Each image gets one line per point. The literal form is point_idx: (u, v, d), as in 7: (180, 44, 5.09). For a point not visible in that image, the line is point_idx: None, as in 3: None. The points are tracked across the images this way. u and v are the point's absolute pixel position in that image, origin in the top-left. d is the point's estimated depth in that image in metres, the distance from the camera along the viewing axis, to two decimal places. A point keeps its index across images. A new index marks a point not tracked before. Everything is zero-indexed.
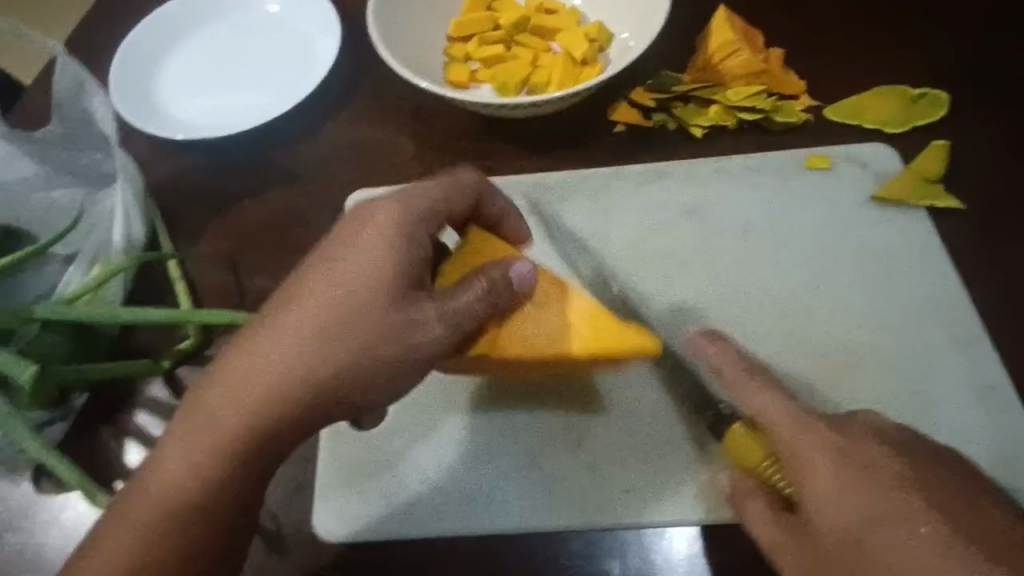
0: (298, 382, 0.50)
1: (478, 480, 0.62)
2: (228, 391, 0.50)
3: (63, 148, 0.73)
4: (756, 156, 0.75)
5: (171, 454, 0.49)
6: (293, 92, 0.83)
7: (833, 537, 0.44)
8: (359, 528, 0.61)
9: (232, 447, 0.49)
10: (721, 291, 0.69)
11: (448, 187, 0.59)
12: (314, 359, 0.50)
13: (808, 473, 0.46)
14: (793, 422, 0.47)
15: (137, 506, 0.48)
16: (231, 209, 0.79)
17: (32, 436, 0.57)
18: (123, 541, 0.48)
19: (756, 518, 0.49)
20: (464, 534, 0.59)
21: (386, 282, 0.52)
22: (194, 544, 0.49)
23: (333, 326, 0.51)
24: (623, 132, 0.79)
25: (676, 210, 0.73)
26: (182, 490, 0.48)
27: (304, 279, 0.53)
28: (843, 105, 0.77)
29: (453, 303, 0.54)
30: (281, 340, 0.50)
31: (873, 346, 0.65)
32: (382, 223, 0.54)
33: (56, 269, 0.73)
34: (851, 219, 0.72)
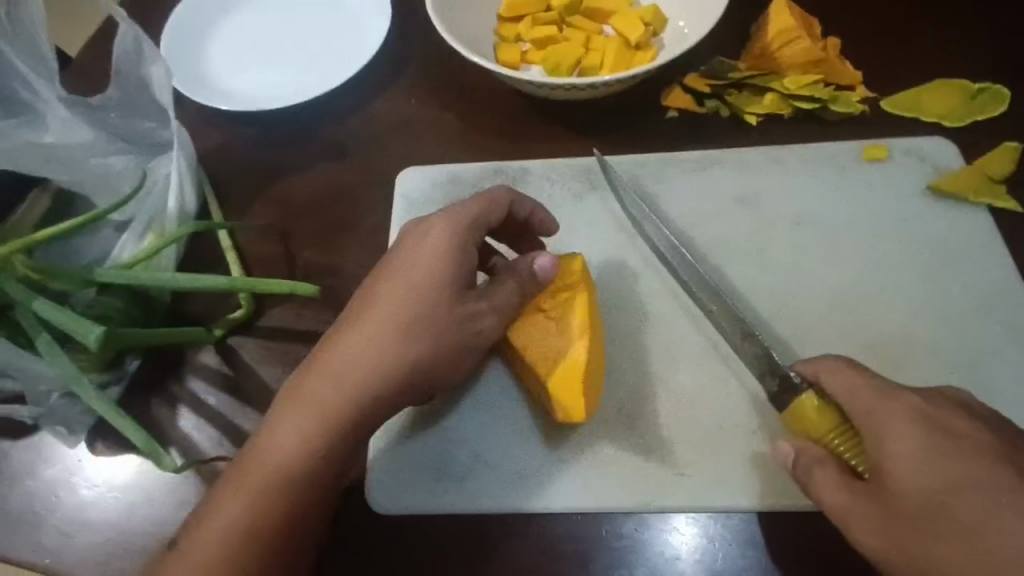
0: (381, 375, 0.55)
1: (531, 461, 0.63)
2: (319, 387, 0.55)
3: (120, 114, 0.73)
4: (813, 147, 0.74)
5: (270, 447, 0.54)
6: (341, 66, 0.82)
7: (914, 499, 0.46)
8: (420, 502, 0.62)
9: (327, 435, 0.54)
10: (772, 279, 0.69)
11: (486, 199, 0.61)
12: (393, 354, 0.55)
13: (891, 438, 0.48)
14: (878, 396, 0.49)
15: (238, 495, 0.53)
16: (280, 181, 0.79)
17: (99, 397, 0.60)
18: (233, 526, 0.52)
19: (826, 485, 0.49)
20: (522, 512, 0.61)
21: (447, 289, 0.57)
22: (289, 526, 0.53)
23: (403, 330, 0.56)
24: (676, 118, 0.78)
25: (729, 199, 0.73)
26: (285, 476, 0.53)
27: (373, 292, 0.58)
28: (902, 96, 0.76)
29: (500, 298, 0.60)
30: (356, 344, 0.55)
31: (930, 339, 0.65)
32: (436, 233, 0.58)
33: (108, 236, 0.72)
34: (908, 211, 0.71)
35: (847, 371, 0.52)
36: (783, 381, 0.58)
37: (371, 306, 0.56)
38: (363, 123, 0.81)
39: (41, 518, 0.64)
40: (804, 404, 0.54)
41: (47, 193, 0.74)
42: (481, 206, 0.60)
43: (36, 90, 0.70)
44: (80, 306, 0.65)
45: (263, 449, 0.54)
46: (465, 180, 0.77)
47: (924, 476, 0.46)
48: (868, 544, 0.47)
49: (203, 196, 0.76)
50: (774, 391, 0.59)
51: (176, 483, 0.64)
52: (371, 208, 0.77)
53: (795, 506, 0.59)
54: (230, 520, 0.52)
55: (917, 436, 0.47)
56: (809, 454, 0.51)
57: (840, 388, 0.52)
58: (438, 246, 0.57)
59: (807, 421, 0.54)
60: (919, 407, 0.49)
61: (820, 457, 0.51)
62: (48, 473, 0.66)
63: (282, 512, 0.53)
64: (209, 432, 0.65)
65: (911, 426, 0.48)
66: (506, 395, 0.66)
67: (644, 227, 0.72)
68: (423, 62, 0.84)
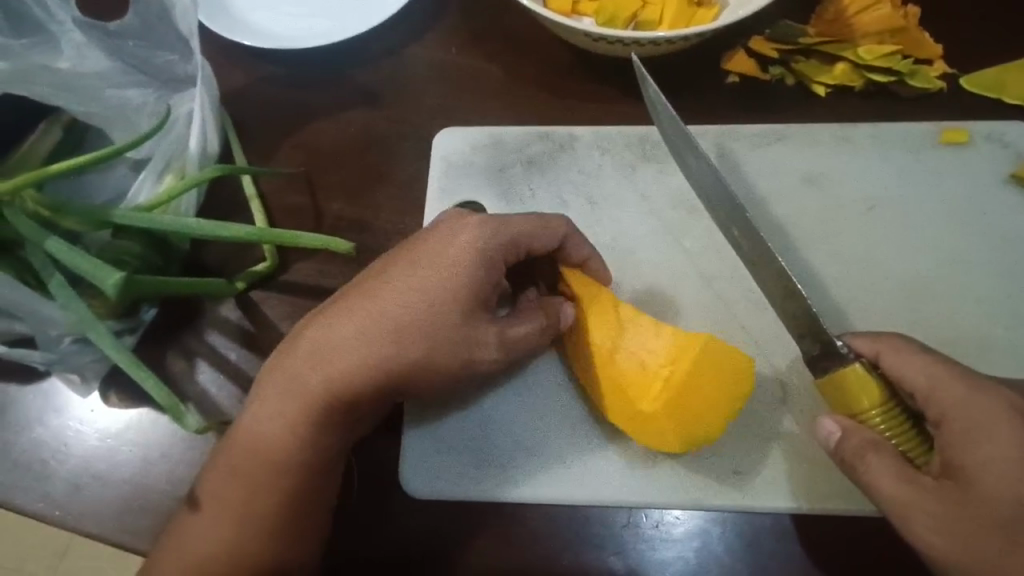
0: (370, 375, 0.52)
1: (561, 447, 0.60)
2: (300, 371, 0.52)
3: (137, 43, 0.67)
4: (888, 126, 0.69)
5: (259, 430, 0.52)
6: (377, 6, 0.75)
7: (995, 504, 0.43)
8: (450, 488, 0.59)
9: (306, 424, 0.52)
10: (844, 271, 0.65)
11: (534, 221, 0.56)
12: (382, 355, 0.52)
13: (982, 443, 0.44)
14: (963, 390, 0.46)
15: (225, 467, 0.53)
16: (306, 128, 0.73)
17: (116, 345, 0.56)
18: (218, 506, 0.53)
19: (884, 473, 0.46)
20: (560, 501, 0.58)
21: (463, 301, 0.52)
22: (287, 507, 0.52)
23: (408, 330, 0.52)
24: (737, 84, 0.72)
25: (794, 178, 0.69)
26: (268, 462, 0.52)
27: (382, 279, 0.54)
28: (988, 73, 0.69)
29: (513, 331, 0.55)
30: (353, 330, 0.52)
31: (1001, 337, 0.62)
32: (462, 236, 0.54)
33: (124, 174, 0.68)
34: (986, 202, 0.67)
35: (933, 362, 0.48)
36: (827, 346, 0.52)
37: (372, 298, 0.53)
38: (398, 69, 0.75)
39: (50, 469, 0.61)
40: (853, 376, 0.49)
41: (58, 124, 0.67)
42: (523, 228, 0.55)
43: (51, 10, 0.64)
44: (94, 249, 0.61)
45: (255, 416, 0.53)
46: (509, 143, 0.72)
47: (1005, 476, 0.43)
48: (932, 543, 0.44)
49: (226, 137, 0.71)
50: (813, 354, 0.53)
51: (193, 442, 0.61)
52: (405, 164, 0.72)
53: (817, 508, 0.57)
54: (230, 496, 0.52)
55: (1003, 434, 0.44)
56: (862, 437, 0.48)
57: (928, 385, 0.47)
58: (460, 253, 0.53)
59: (851, 392, 0.49)
60: (1011, 409, 0.45)
61: (874, 441, 0.47)
62: (58, 421, 0.63)
63: (281, 492, 0.52)
64: (230, 389, 0.62)
65: (1003, 426, 0.45)
66: (540, 376, 0.62)
67: (685, 157, 0.61)
68: (468, 3, 0.77)
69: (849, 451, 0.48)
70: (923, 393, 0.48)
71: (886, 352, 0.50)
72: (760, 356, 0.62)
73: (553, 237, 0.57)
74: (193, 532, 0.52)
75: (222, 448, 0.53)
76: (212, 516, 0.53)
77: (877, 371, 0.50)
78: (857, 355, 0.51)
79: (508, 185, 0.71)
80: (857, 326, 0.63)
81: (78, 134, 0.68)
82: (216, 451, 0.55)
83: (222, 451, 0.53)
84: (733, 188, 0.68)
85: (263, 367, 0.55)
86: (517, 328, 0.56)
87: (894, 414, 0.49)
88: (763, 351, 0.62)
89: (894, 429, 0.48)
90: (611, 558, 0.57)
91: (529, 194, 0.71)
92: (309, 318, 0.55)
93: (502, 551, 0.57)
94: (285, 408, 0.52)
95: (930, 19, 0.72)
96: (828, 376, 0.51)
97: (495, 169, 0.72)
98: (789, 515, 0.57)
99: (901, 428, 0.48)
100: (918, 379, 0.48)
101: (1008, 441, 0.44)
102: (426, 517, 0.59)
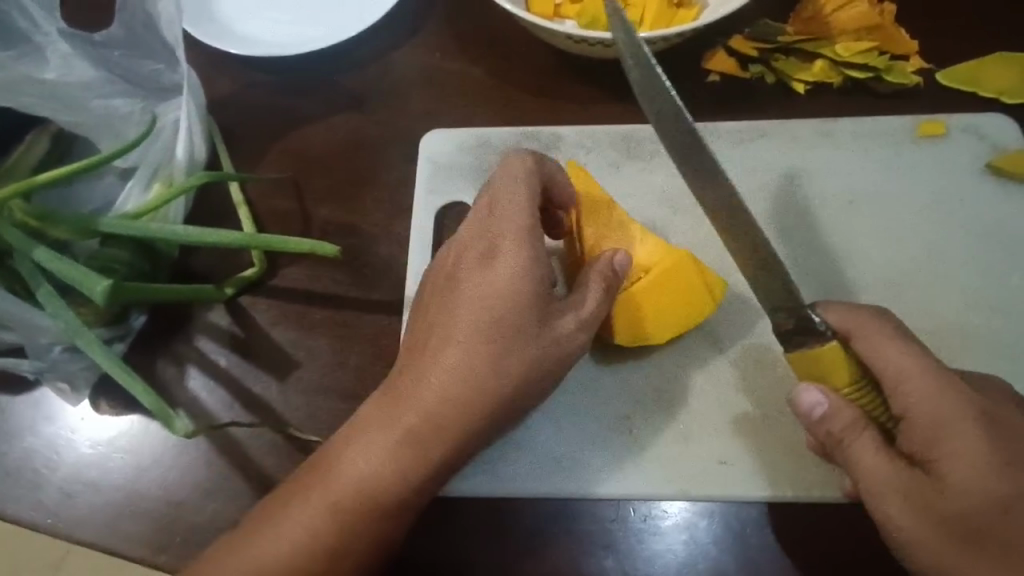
0: (475, 404, 0.51)
1: (620, 457, 0.60)
2: (404, 422, 0.51)
3: (124, 53, 0.68)
4: (865, 120, 0.70)
5: (353, 472, 0.51)
6: (362, 12, 0.76)
7: (960, 495, 0.44)
8: (452, 488, 0.59)
9: (416, 465, 0.51)
10: (831, 270, 0.66)
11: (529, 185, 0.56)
12: (480, 384, 0.51)
13: (949, 435, 0.45)
14: (936, 385, 0.47)
15: (314, 502, 0.51)
16: (293, 134, 0.74)
17: (107, 352, 0.56)
18: (295, 534, 0.50)
19: (865, 454, 0.47)
20: (566, 494, 0.59)
21: (523, 303, 0.52)
22: (384, 535, 0.52)
23: (492, 353, 0.51)
24: (718, 83, 0.73)
25: (775, 173, 0.70)
26: (365, 501, 0.51)
27: (452, 311, 0.53)
28: (963, 68, 0.71)
29: (587, 310, 0.54)
30: (440, 365, 0.52)
31: (982, 326, 0.63)
32: (512, 254, 0.53)
33: (112, 182, 0.68)
34: (962, 193, 0.68)
35: (906, 352, 0.48)
36: (802, 321, 0.51)
37: (454, 339, 0.52)
38: (383, 74, 0.76)
39: (43, 477, 0.61)
40: (833, 353, 0.50)
41: (45, 134, 0.67)
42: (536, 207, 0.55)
43: (34, 20, 0.64)
44: (84, 256, 0.61)
45: (349, 461, 0.52)
46: (496, 144, 0.73)
47: (976, 463, 0.44)
48: (900, 525, 0.46)
49: (213, 145, 0.72)
50: (786, 328, 0.52)
51: (184, 447, 0.61)
52: (391, 167, 0.72)
53: (793, 497, 0.58)
54: (314, 532, 0.50)
55: (971, 425, 0.45)
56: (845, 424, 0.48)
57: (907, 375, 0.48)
58: (518, 266, 0.52)
59: (828, 371, 0.50)
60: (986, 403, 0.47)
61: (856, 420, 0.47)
62: (50, 429, 0.63)
63: (375, 528, 0.51)
64: (221, 394, 0.63)
65: (966, 420, 0.45)
66: None
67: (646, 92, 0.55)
68: (451, 8, 0.78)
69: (836, 426, 0.48)
70: (891, 380, 0.48)
71: (862, 332, 0.50)
72: (723, 347, 0.63)
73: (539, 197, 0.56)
74: (235, 554, 0.50)
75: (295, 481, 0.53)
76: (254, 539, 0.51)
77: (852, 351, 0.50)
78: (835, 332, 0.51)
79: None
80: None
81: (66, 143, 0.68)
82: (282, 484, 0.53)
83: (298, 484, 0.52)
84: (737, 184, 0.69)
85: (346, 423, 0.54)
86: (584, 301, 0.54)
87: (867, 393, 0.50)
88: (729, 336, 0.63)
89: (870, 403, 0.50)
90: (601, 554, 0.57)
91: None
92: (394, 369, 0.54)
93: (496, 551, 0.57)
94: (393, 452, 0.51)
95: (903, 16, 0.73)
96: (803, 351, 0.51)
97: (482, 169, 0.72)
98: (771, 506, 0.58)
99: (873, 401, 0.50)
100: (894, 363, 0.48)
101: (975, 435, 0.45)
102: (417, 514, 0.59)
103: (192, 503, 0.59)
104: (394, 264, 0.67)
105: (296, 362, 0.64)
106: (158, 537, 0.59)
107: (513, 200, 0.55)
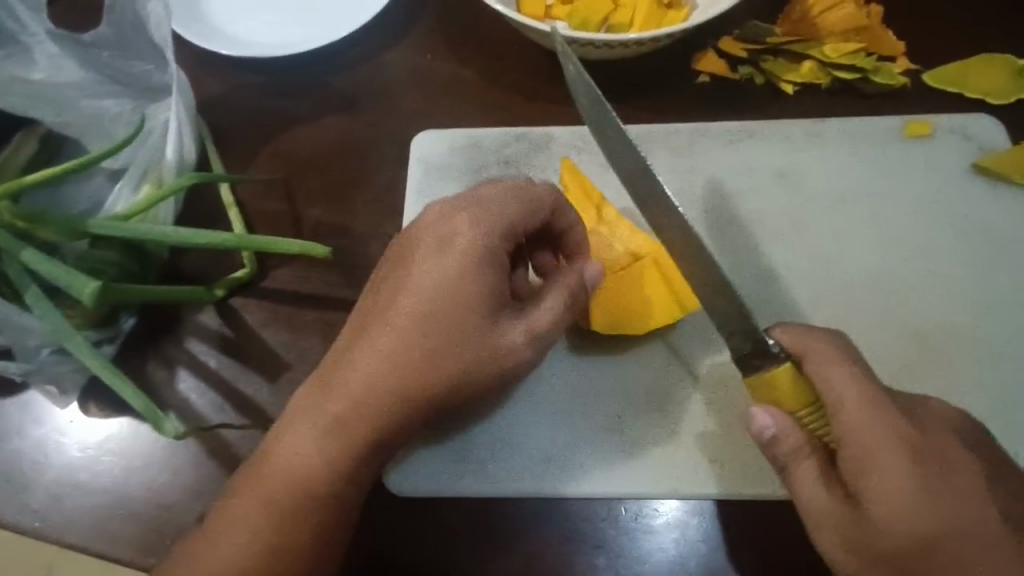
0: (410, 398, 0.51)
1: (576, 449, 0.61)
2: (338, 411, 0.51)
3: (113, 53, 0.68)
4: (854, 121, 0.71)
5: (288, 463, 0.51)
6: (353, 13, 0.76)
7: (887, 533, 0.45)
8: (441, 487, 0.60)
9: (349, 457, 0.51)
10: (772, 288, 0.66)
11: (523, 203, 0.55)
12: (418, 379, 0.51)
13: (884, 474, 0.45)
14: (882, 420, 0.46)
15: (251, 494, 0.51)
16: (283, 135, 0.74)
17: (96, 355, 0.56)
18: (236, 533, 0.51)
19: (808, 481, 0.47)
20: (542, 491, 0.59)
21: (471, 299, 0.52)
22: (314, 532, 0.52)
23: (433, 347, 0.52)
24: (708, 84, 0.73)
25: (765, 173, 0.70)
26: (300, 494, 0.51)
27: (396, 302, 0.53)
28: (949, 69, 0.71)
29: (541, 321, 0.54)
30: (378, 355, 0.52)
31: (973, 325, 0.64)
32: (465, 247, 0.53)
33: (101, 183, 0.68)
34: (951, 193, 0.69)
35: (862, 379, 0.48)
36: (758, 344, 0.51)
37: (394, 329, 0.52)
38: (374, 75, 0.76)
39: (31, 480, 0.61)
40: (785, 378, 0.50)
41: (33, 135, 0.67)
42: (510, 209, 0.54)
43: (22, 21, 0.65)
44: (72, 258, 0.60)
45: (285, 450, 0.52)
46: (486, 146, 0.73)
47: (901, 498, 0.45)
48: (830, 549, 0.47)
49: (203, 146, 0.71)
50: (743, 351, 0.52)
51: (174, 449, 0.61)
52: (382, 168, 0.72)
53: (777, 496, 0.58)
54: (245, 522, 0.51)
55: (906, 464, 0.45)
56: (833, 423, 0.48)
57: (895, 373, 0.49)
58: (469, 261, 0.52)
59: (781, 395, 0.50)
60: None
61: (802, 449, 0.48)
62: (38, 432, 0.62)
63: (309, 525, 0.51)
64: (211, 396, 0.62)
65: (902, 459, 0.45)
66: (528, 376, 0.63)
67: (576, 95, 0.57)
68: (443, 9, 0.78)
69: (783, 450, 0.48)
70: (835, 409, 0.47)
71: (815, 358, 0.49)
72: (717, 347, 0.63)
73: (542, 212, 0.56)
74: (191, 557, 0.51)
75: (240, 472, 0.53)
76: (203, 537, 0.51)
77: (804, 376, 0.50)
78: (789, 354, 0.51)
79: None
80: (828, 317, 0.65)
81: (54, 144, 0.68)
82: (229, 478, 0.54)
83: (240, 477, 0.53)
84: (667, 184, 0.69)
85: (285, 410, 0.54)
86: (540, 313, 0.54)
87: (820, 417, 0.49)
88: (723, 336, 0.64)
89: (825, 426, 0.49)
90: (594, 555, 0.57)
91: None
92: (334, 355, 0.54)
93: (490, 553, 0.57)
94: (325, 443, 0.51)
95: (891, 18, 0.74)
96: (759, 375, 0.51)
97: (473, 170, 0.72)
98: (766, 505, 0.58)
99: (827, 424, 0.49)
100: (840, 392, 0.47)
101: (909, 474, 0.45)
102: (413, 517, 0.59)
103: (182, 505, 0.59)
104: None
105: (287, 364, 0.63)
106: (146, 540, 0.58)
107: (485, 199, 0.55)
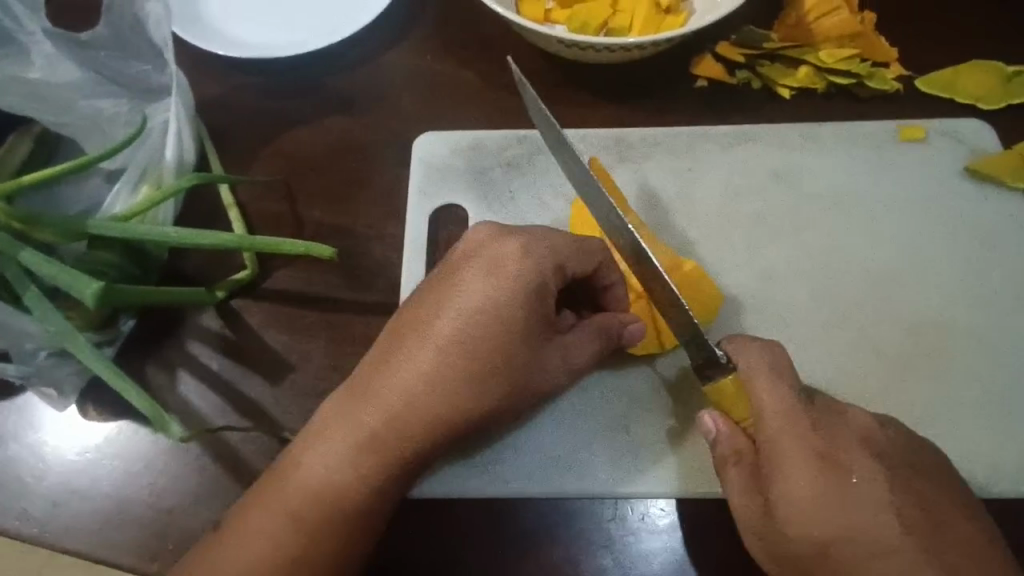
0: (449, 418, 0.52)
1: (600, 457, 0.60)
2: (370, 425, 0.52)
3: (110, 54, 0.67)
4: (849, 125, 0.72)
5: (316, 474, 0.51)
6: (352, 14, 0.76)
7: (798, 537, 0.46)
8: (456, 489, 0.60)
9: (382, 472, 0.52)
10: (770, 288, 0.67)
11: (574, 245, 0.55)
12: (459, 400, 0.52)
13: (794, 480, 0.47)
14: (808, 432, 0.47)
15: (274, 507, 0.51)
16: (283, 136, 0.73)
17: (96, 358, 0.55)
18: (255, 544, 0.50)
19: (737, 489, 0.49)
20: (563, 496, 0.59)
21: (514, 324, 0.52)
22: (342, 546, 0.51)
23: (474, 369, 0.52)
24: (705, 88, 0.74)
25: (765, 176, 0.71)
26: (329, 507, 0.51)
27: (432, 319, 0.53)
28: (940, 75, 0.73)
29: (579, 359, 0.57)
30: (414, 370, 0.52)
31: (969, 322, 0.65)
32: (514, 274, 0.52)
33: (98, 185, 0.67)
34: (944, 194, 0.70)
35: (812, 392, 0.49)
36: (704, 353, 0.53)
37: (433, 347, 0.52)
38: (374, 77, 0.76)
39: (28, 486, 0.60)
40: (728, 389, 0.52)
41: (28, 136, 0.66)
42: (556, 243, 0.55)
43: (20, 20, 0.64)
44: (71, 259, 0.59)
45: (314, 462, 0.52)
46: (487, 148, 0.73)
47: (809, 504, 0.46)
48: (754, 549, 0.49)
49: (202, 147, 0.71)
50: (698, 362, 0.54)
51: (174, 453, 0.60)
52: (382, 170, 0.72)
53: None
54: (265, 531, 0.51)
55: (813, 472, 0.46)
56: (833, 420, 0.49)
57: None
58: (514, 287, 0.52)
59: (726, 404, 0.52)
60: None
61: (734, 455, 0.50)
62: (35, 436, 0.61)
63: (335, 540, 0.51)
64: (212, 398, 0.62)
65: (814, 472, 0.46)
66: None
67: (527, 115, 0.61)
68: (443, 11, 0.78)
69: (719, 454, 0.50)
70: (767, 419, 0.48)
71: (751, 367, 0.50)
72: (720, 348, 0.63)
73: (591, 261, 0.56)
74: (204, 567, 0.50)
75: (260, 483, 0.53)
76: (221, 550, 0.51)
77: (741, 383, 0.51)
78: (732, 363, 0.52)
79: (487, 188, 0.72)
80: (831, 318, 0.66)
81: (51, 144, 0.67)
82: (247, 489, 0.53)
83: (260, 488, 0.52)
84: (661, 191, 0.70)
85: (312, 419, 0.54)
86: (580, 349, 0.56)
87: None
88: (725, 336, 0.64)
89: None
90: (602, 555, 0.57)
91: (509, 197, 0.71)
92: (364, 367, 0.54)
93: (499, 554, 0.57)
94: (358, 457, 0.51)
95: (884, 24, 0.75)
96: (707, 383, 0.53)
97: (474, 171, 0.72)
98: None
99: None
100: (770, 405, 0.48)
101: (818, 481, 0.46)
102: (423, 518, 0.59)
103: (184, 509, 0.58)
104: (387, 267, 0.67)
105: (288, 366, 0.63)
106: (148, 545, 0.57)
107: (539, 235, 0.55)
